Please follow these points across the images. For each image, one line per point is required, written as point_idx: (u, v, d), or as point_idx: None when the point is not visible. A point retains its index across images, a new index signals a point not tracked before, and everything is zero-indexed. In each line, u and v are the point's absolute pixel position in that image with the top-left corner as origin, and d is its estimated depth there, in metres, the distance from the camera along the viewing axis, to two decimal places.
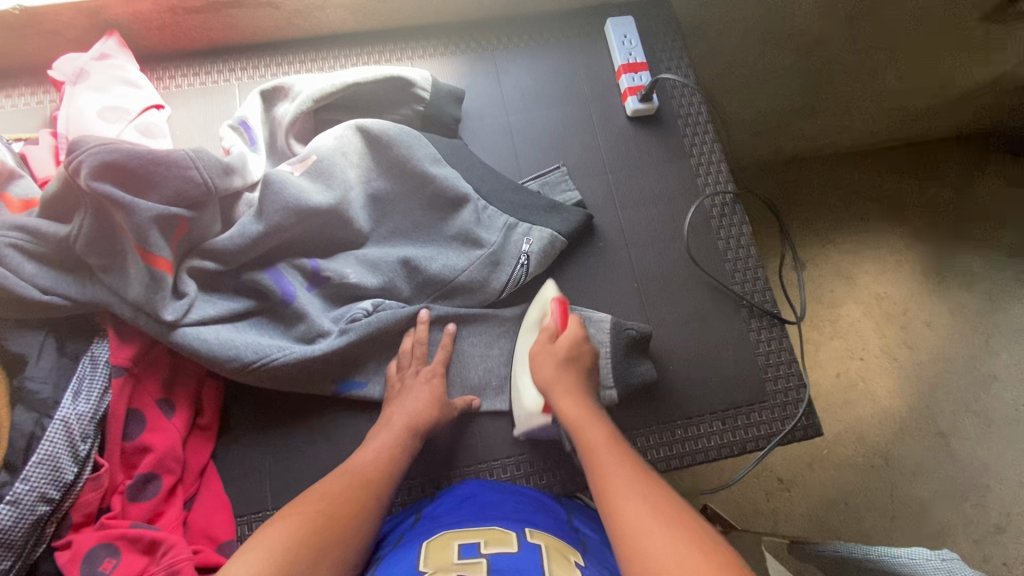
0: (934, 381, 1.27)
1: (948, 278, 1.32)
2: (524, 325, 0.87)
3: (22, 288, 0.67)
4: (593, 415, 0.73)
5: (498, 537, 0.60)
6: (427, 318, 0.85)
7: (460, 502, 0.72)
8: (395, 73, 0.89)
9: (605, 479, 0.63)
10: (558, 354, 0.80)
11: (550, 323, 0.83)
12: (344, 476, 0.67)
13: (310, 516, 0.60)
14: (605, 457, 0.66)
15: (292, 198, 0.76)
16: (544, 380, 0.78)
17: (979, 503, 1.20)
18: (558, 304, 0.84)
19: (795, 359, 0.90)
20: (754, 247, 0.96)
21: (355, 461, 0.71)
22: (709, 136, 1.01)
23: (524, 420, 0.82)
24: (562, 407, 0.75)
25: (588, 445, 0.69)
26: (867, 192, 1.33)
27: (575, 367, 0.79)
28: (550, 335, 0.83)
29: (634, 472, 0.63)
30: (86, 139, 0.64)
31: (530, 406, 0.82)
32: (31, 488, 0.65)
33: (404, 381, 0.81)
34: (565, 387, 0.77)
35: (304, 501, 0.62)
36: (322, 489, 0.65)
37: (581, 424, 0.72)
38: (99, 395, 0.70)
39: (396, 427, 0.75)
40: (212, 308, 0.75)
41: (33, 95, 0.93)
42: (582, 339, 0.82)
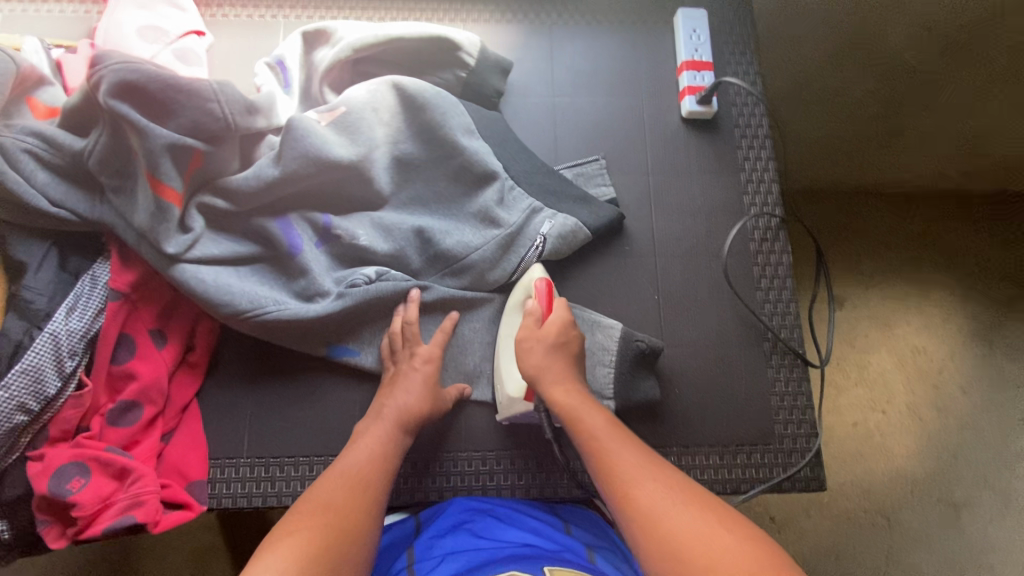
0: (958, 449, 1.18)
1: (996, 344, 1.21)
2: (509, 306, 0.83)
3: (32, 198, 0.66)
4: (585, 401, 0.71)
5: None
6: (420, 298, 0.81)
7: (459, 542, 0.66)
8: (443, 34, 0.84)
9: (616, 468, 0.61)
10: (545, 339, 0.76)
11: (533, 306, 0.79)
12: (335, 483, 0.62)
13: (315, 535, 0.53)
14: (611, 446, 0.63)
15: (312, 148, 0.73)
16: (533, 371, 0.74)
17: None
18: (542, 285, 0.80)
19: (811, 405, 0.84)
20: (792, 278, 0.89)
21: (341, 466, 0.66)
22: (765, 152, 0.93)
23: (507, 405, 0.79)
24: (555, 395, 0.72)
25: (589, 434, 0.66)
26: (920, 237, 1.22)
27: (563, 351, 0.75)
28: (537, 319, 0.78)
29: (642, 460, 0.61)
30: (111, 54, 0.62)
31: (513, 392, 0.78)
32: (11, 396, 0.65)
33: (397, 365, 0.78)
34: (554, 376, 0.73)
35: (296, 517, 0.56)
36: (315, 500, 0.60)
37: (578, 412, 0.69)
38: (92, 315, 0.70)
39: (385, 421, 0.72)
40: (216, 247, 0.74)
41: (82, 4, 0.92)
42: (569, 325, 0.77)
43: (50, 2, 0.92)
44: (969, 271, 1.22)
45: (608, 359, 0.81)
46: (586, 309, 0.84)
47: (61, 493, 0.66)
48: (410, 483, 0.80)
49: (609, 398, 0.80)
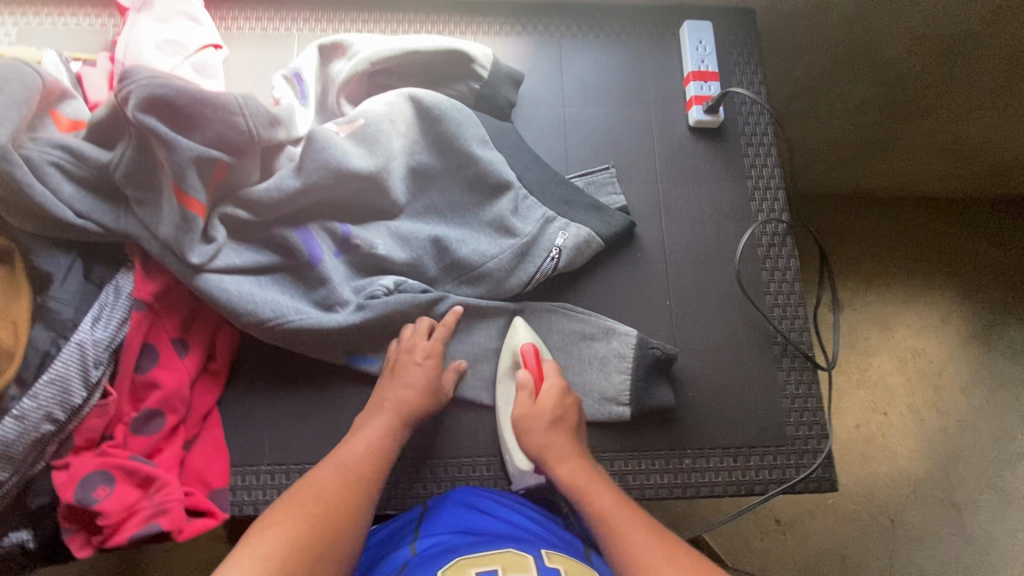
0: (959, 449, 1.20)
1: (994, 345, 1.24)
2: (499, 375, 0.84)
3: (57, 209, 0.67)
4: (595, 478, 0.71)
5: (516, 561, 0.57)
6: (428, 323, 0.81)
7: (459, 518, 0.70)
8: (458, 47, 0.86)
9: (628, 549, 0.60)
10: (544, 417, 0.77)
11: (527, 376, 0.80)
12: (325, 474, 0.65)
13: (296, 527, 0.56)
14: (623, 525, 0.62)
15: (333, 160, 0.75)
16: (536, 448, 0.75)
17: None
18: (529, 350, 0.82)
19: (822, 407, 0.85)
20: (799, 283, 0.90)
21: (336, 456, 0.68)
22: (771, 160, 0.96)
23: (518, 477, 0.80)
24: (563, 473, 0.72)
25: (600, 514, 0.65)
26: (913, 237, 1.27)
27: (563, 426, 0.77)
28: (530, 392, 0.79)
29: (656, 539, 0.60)
30: (140, 69, 0.63)
31: (523, 464, 0.79)
32: (38, 406, 0.65)
33: (400, 358, 0.79)
34: (557, 453, 0.74)
35: (281, 508, 0.59)
36: (308, 490, 0.62)
37: (588, 489, 0.69)
38: (117, 325, 0.71)
39: (387, 413, 0.74)
40: (237, 257, 0.75)
41: (98, 17, 0.93)
42: (564, 392, 0.80)
43: (65, 16, 0.93)
44: (965, 273, 1.27)
45: (624, 367, 0.83)
46: (600, 316, 0.86)
47: (87, 501, 0.67)
48: (430, 488, 0.81)
49: (625, 405, 0.83)
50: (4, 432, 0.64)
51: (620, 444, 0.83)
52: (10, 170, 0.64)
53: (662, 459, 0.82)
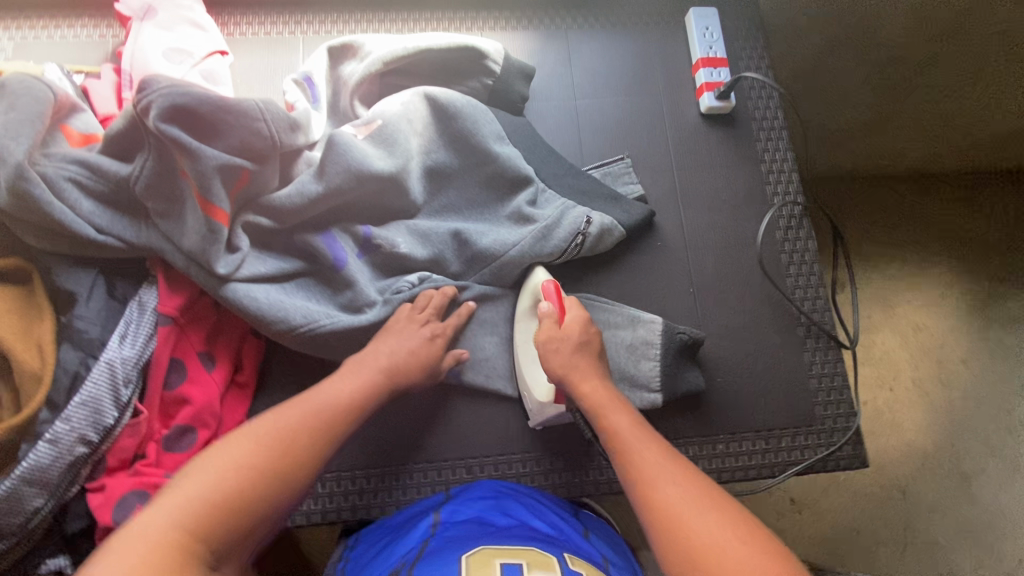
0: (965, 420, 1.22)
1: (996, 317, 1.26)
2: (519, 314, 0.84)
3: (78, 226, 0.66)
4: (613, 398, 0.72)
5: (540, 559, 0.57)
6: (451, 290, 0.81)
7: (481, 509, 0.70)
8: (470, 43, 0.85)
9: (637, 466, 0.62)
10: (569, 338, 0.76)
11: (549, 306, 0.79)
12: (301, 408, 0.63)
13: (244, 462, 0.55)
14: (634, 445, 0.65)
15: (355, 162, 0.74)
16: (559, 369, 0.74)
17: (995, 549, 1.16)
18: (551, 285, 0.81)
19: (848, 385, 0.87)
20: (818, 264, 0.92)
21: (316, 391, 0.66)
22: (783, 143, 0.96)
23: (538, 411, 0.80)
24: (581, 390, 0.72)
25: (614, 433, 0.67)
26: (915, 219, 1.28)
27: (587, 351, 0.76)
28: (554, 321, 0.78)
29: (665, 458, 0.62)
30: (158, 78, 0.61)
31: (542, 396, 0.79)
32: (71, 428, 0.64)
33: (404, 319, 0.76)
34: (583, 374, 0.73)
35: (248, 434, 0.58)
36: (273, 432, 0.59)
37: (603, 407, 0.70)
38: (144, 341, 0.70)
39: (378, 368, 0.71)
40: (262, 265, 0.74)
41: (96, 29, 0.91)
42: (587, 322, 0.79)
43: (62, 28, 0.91)
44: (966, 248, 1.28)
45: (652, 354, 0.82)
46: (624, 306, 0.85)
47: (126, 523, 0.65)
48: None
49: (656, 391, 0.82)
50: (38, 457, 0.62)
51: (652, 434, 0.83)
52: (27, 188, 0.62)
53: (696, 446, 0.83)
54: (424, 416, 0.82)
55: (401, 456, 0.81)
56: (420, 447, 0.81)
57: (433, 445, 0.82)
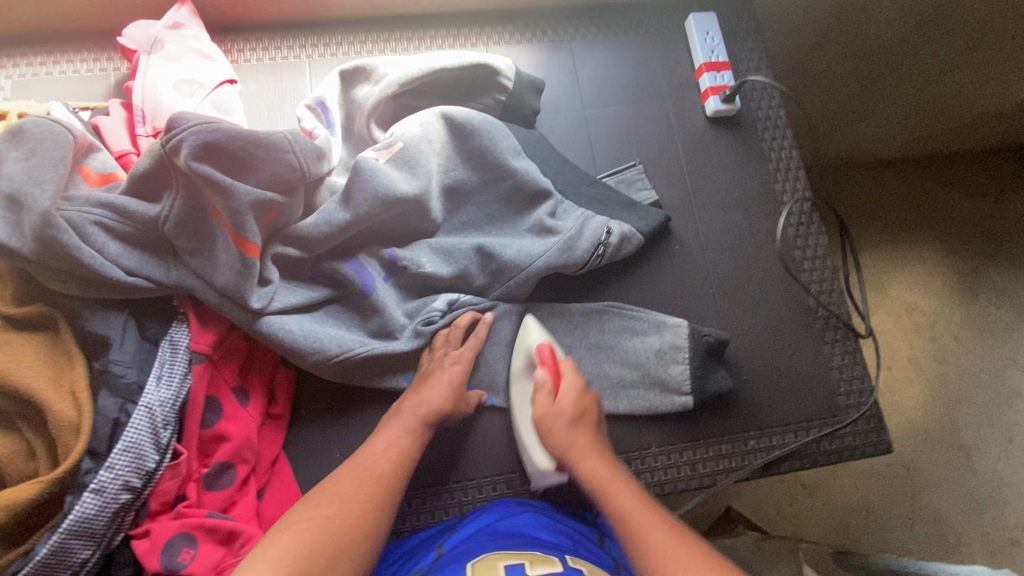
0: (960, 395, 1.26)
1: (986, 294, 1.30)
2: (514, 374, 0.82)
3: (107, 269, 0.64)
4: (618, 475, 0.68)
5: (542, 559, 0.60)
6: (467, 319, 0.81)
7: (496, 518, 0.72)
8: (482, 60, 0.86)
9: (645, 545, 0.58)
10: (562, 415, 0.74)
11: (543, 375, 0.78)
12: (347, 472, 0.65)
13: (314, 521, 0.57)
14: (641, 521, 0.61)
15: (381, 187, 0.73)
16: (556, 444, 0.73)
17: (999, 518, 1.20)
18: (546, 349, 0.80)
19: (868, 373, 0.90)
20: (830, 257, 0.94)
21: (358, 458, 0.68)
22: (787, 141, 0.99)
23: (538, 476, 0.78)
24: (583, 470, 0.69)
25: (619, 509, 0.63)
26: (903, 200, 1.33)
27: (583, 424, 0.75)
28: (549, 391, 0.77)
29: (675, 537, 0.58)
30: (186, 116, 0.60)
31: (542, 462, 0.77)
32: (116, 476, 0.62)
33: (431, 362, 0.78)
34: (581, 447, 0.72)
35: (308, 505, 0.60)
36: (328, 491, 0.62)
37: (607, 486, 0.67)
38: (180, 380, 0.68)
39: (406, 417, 0.73)
40: (293, 295, 0.73)
41: (96, 62, 0.89)
42: (581, 391, 0.78)
43: (61, 63, 0.89)
44: (948, 227, 1.33)
45: (680, 357, 0.84)
46: (646, 311, 0.87)
47: (174, 566, 0.64)
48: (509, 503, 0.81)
49: (687, 393, 0.84)
50: (84, 508, 0.61)
51: (685, 434, 0.85)
52: (55, 235, 0.61)
53: (728, 443, 0.85)
54: (459, 433, 0.82)
55: (439, 476, 0.81)
56: (456, 464, 0.81)
57: (468, 461, 0.81)
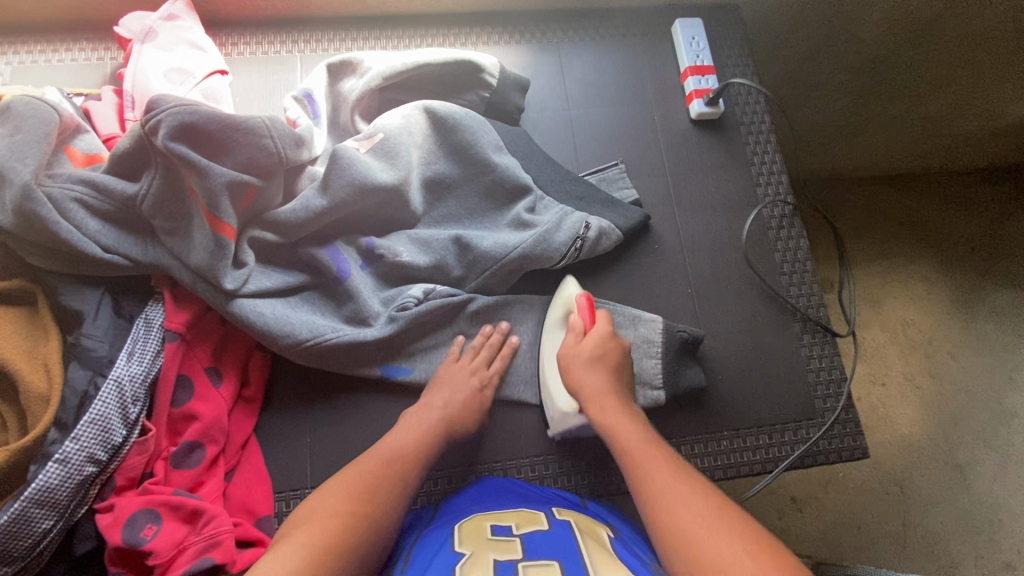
0: (955, 412, 1.24)
1: (980, 311, 1.29)
2: (549, 324, 0.85)
3: (84, 245, 0.66)
4: (625, 415, 0.72)
5: (529, 518, 0.64)
6: (487, 331, 0.84)
7: (485, 486, 0.75)
8: (467, 57, 0.88)
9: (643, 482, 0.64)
10: (582, 354, 0.77)
11: (577, 320, 0.81)
12: (369, 465, 0.66)
13: (332, 513, 0.59)
14: (626, 440, 0.69)
15: (359, 175, 0.75)
16: (575, 383, 0.76)
17: (994, 541, 1.17)
18: (584, 299, 0.82)
19: (845, 377, 0.89)
20: (811, 261, 0.94)
21: (379, 448, 0.69)
22: (771, 146, 1.00)
23: (559, 420, 0.79)
24: (595, 414, 0.73)
25: (625, 449, 0.69)
26: (899, 215, 1.33)
27: (601, 365, 0.76)
28: (578, 334, 0.80)
29: (672, 474, 0.63)
30: (165, 98, 0.62)
31: (564, 406, 0.79)
32: (81, 448, 0.63)
33: (448, 369, 0.79)
34: (580, 360, 0.77)
35: (322, 503, 0.61)
36: (343, 487, 0.63)
37: (614, 427, 0.71)
38: (152, 358, 0.69)
39: (430, 414, 0.74)
40: (268, 279, 0.75)
41: (94, 51, 0.92)
42: (609, 337, 0.79)
43: (60, 51, 0.92)
44: (938, 244, 1.32)
45: (654, 352, 0.83)
46: (622, 306, 0.87)
47: (136, 542, 0.65)
48: None
49: (659, 389, 0.83)
50: (47, 478, 0.61)
51: (659, 432, 0.84)
52: (34, 209, 0.63)
53: (700, 443, 0.84)
54: None
55: None
56: None
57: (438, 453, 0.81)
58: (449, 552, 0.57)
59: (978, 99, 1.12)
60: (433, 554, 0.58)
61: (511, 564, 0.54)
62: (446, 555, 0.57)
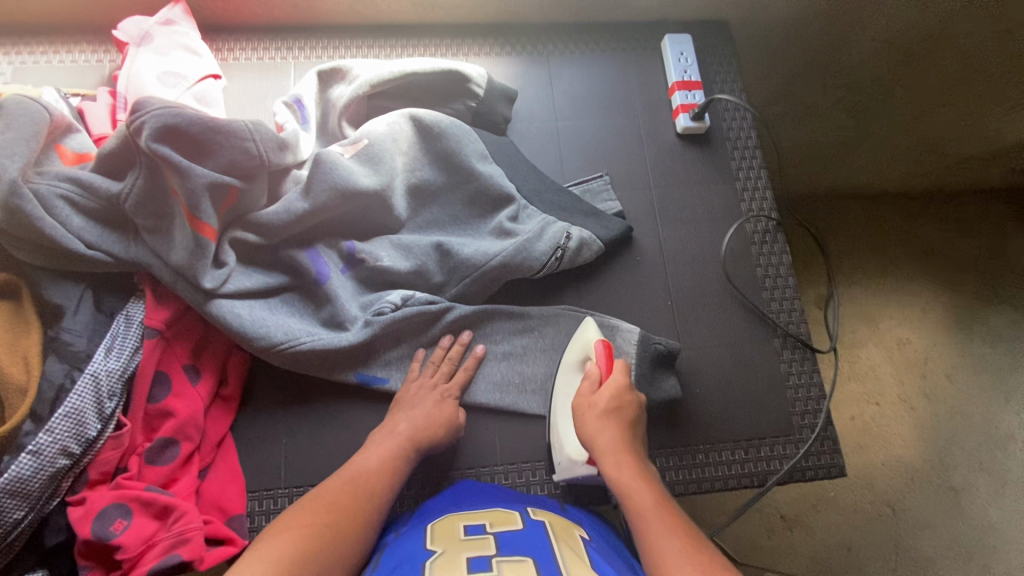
0: (948, 434, 1.23)
1: (974, 333, 1.29)
2: (566, 365, 0.84)
3: (67, 241, 0.67)
4: (640, 474, 0.69)
5: (503, 517, 0.64)
6: (448, 342, 0.84)
7: (462, 490, 0.75)
8: (455, 67, 0.90)
9: (656, 551, 0.59)
10: (598, 405, 0.76)
11: (594, 369, 0.79)
12: (334, 484, 0.67)
13: (306, 524, 0.60)
14: (638, 497, 0.66)
15: (341, 180, 0.76)
16: (587, 436, 0.74)
17: (988, 567, 1.15)
18: (602, 347, 0.80)
19: (824, 394, 0.89)
20: (793, 277, 0.94)
21: (350, 467, 0.70)
22: (757, 161, 1.00)
23: (566, 467, 0.77)
24: (608, 469, 0.70)
25: (637, 510, 0.65)
26: (894, 236, 1.32)
27: (617, 418, 0.75)
28: (593, 382, 0.78)
29: (689, 551, 0.58)
30: (150, 100, 0.64)
31: (574, 452, 0.77)
32: (54, 440, 0.64)
33: (415, 389, 0.80)
34: (594, 412, 0.75)
35: (296, 514, 0.61)
36: (319, 501, 0.64)
37: (626, 485, 0.67)
38: (129, 354, 0.71)
39: (398, 436, 0.74)
40: (248, 279, 0.76)
41: (94, 53, 0.95)
42: (625, 388, 0.77)
43: (60, 53, 0.94)
44: (936, 265, 1.31)
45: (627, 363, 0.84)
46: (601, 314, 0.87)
47: (105, 535, 0.65)
48: None
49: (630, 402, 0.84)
50: (19, 468, 0.63)
51: None
52: (20, 205, 0.64)
53: (674, 456, 0.84)
54: None
55: None
56: None
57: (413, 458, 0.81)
58: (421, 552, 0.58)
59: (972, 117, 1.12)
60: (404, 556, 0.58)
61: (484, 560, 0.54)
62: (417, 555, 0.57)
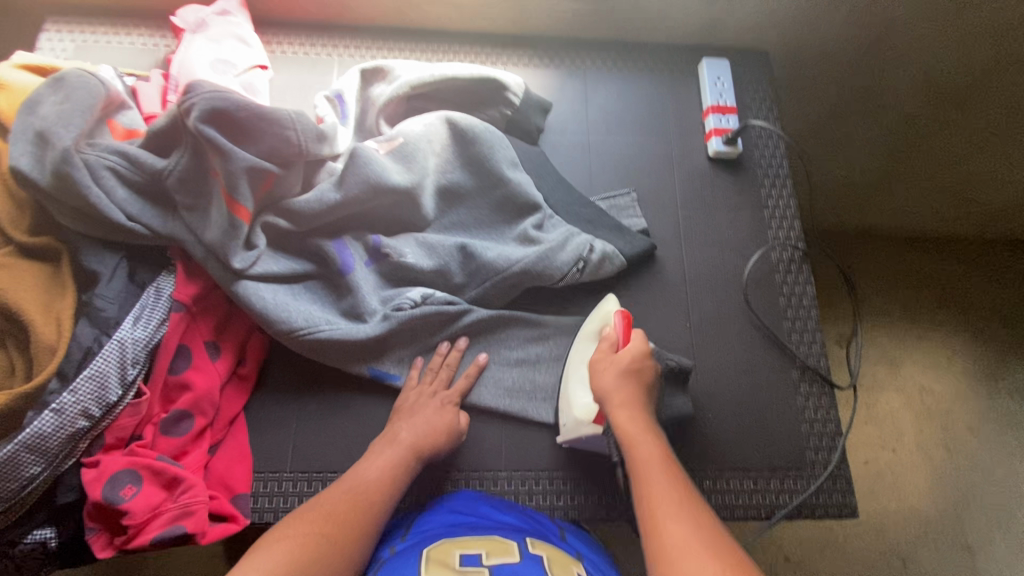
0: (968, 489, 1.19)
1: (1001, 386, 1.24)
2: (583, 333, 0.84)
3: (110, 211, 0.70)
4: (646, 431, 0.69)
5: (500, 548, 0.62)
6: (463, 345, 0.85)
7: (460, 509, 0.73)
8: (493, 75, 0.91)
9: (647, 492, 0.60)
10: (616, 363, 0.76)
11: (612, 332, 0.80)
12: (336, 493, 0.66)
13: (305, 535, 0.58)
14: (641, 444, 0.67)
15: (373, 174, 0.77)
16: (599, 389, 0.75)
17: None
18: (620, 316, 0.80)
19: (840, 431, 0.87)
20: (816, 309, 0.93)
21: (350, 477, 0.69)
22: (787, 190, 1.00)
23: (573, 428, 0.78)
24: (616, 419, 0.71)
25: (636, 459, 0.65)
26: (924, 278, 1.30)
27: (632, 379, 0.75)
28: (612, 343, 0.79)
29: (682, 498, 0.58)
30: (203, 83, 0.67)
31: (580, 414, 0.77)
32: (77, 400, 0.67)
33: (424, 389, 0.80)
34: (609, 368, 0.76)
35: (296, 522, 0.60)
36: (319, 509, 0.63)
37: (632, 435, 0.68)
38: (156, 325, 0.73)
39: (400, 446, 0.74)
40: (275, 264, 0.78)
41: (151, 37, 0.99)
42: (644, 354, 0.77)
43: (120, 35, 0.99)
44: (967, 311, 1.29)
45: None
46: None
47: (114, 500, 0.67)
48: None
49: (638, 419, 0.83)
50: (41, 425, 0.65)
51: None
52: (70, 171, 0.67)
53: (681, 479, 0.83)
54: None
55: None
56: None
57: None
58: None
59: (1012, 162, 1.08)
60: None
61: None
62: None
